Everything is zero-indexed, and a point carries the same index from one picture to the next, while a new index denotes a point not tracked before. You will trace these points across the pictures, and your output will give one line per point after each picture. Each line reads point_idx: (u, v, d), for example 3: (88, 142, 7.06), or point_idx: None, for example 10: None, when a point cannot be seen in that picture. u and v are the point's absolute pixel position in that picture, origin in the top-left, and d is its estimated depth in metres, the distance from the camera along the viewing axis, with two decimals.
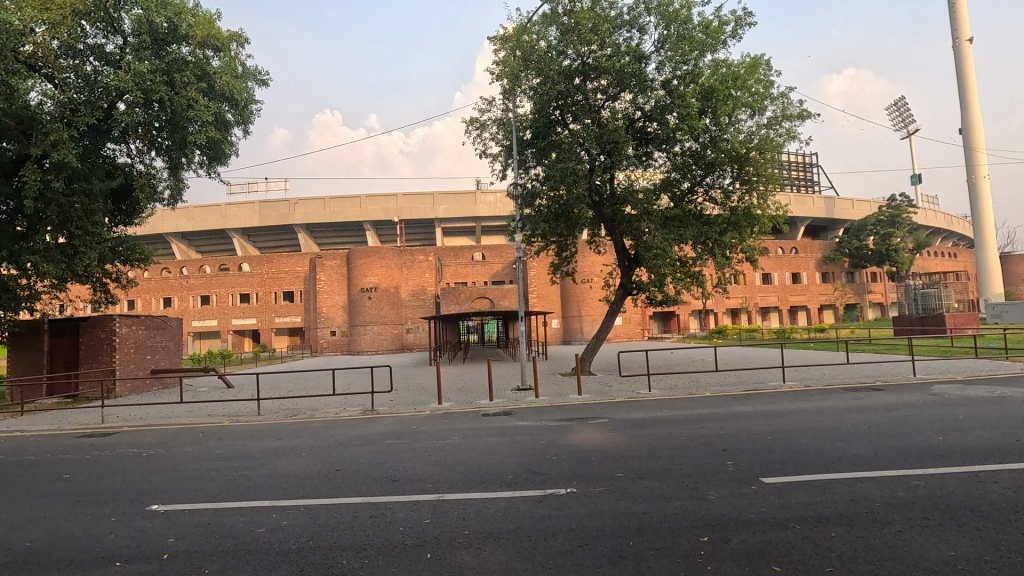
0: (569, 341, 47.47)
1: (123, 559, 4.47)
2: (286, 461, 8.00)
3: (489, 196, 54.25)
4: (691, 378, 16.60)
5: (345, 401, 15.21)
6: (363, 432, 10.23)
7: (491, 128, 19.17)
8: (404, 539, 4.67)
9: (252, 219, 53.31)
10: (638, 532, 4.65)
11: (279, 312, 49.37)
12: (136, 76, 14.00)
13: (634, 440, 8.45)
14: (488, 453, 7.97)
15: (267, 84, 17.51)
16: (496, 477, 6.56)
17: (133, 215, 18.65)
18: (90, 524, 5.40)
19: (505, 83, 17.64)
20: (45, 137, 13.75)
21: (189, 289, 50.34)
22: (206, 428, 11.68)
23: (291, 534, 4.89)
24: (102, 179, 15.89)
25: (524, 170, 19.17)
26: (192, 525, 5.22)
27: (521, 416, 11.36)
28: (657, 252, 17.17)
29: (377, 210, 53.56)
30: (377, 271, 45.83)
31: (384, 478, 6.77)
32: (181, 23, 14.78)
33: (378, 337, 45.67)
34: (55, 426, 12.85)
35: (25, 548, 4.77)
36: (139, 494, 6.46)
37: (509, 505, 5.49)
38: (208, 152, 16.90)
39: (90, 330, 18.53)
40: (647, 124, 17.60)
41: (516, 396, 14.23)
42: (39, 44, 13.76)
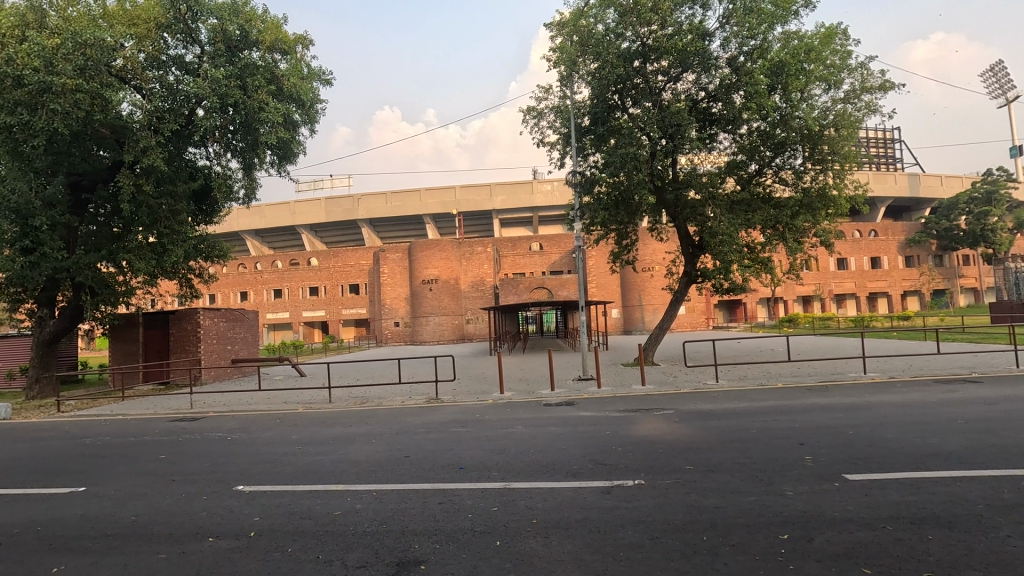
0: (630, 330, 46.78)
1: (214, 535, 4.78)
2: (357, 447, 8.33)
3: (546, 185, 54.12)
4: (760, 369, 15.94)
5: (410, 390, 15.67)
6: (428, 420, 10.49)
7: (549, 116, 18.97)
8: (473, 525, 4.73)
9: (319, 215, 55.66)
10: (711, 526, 4.50)
11: (346, 304, 51.38)
12: (213, 82, 14.83)
13: (702, 433, 8.19)
14: (552, 443, 7.96)
15: (331, 84, 18.01)
16: (560, 467, 6.53)
17: (212, 215, 19.85)
18: (186, 501, 5.84)
19: (561, 69, 17.30)
20: (137, 145, 14.79)
21: (263, 283, 53.29)
22: (283, 414, 12.36)
23: (366, 517, 5.07)
24: (185, 181, 16.98)
25: (583, 158, 18.90)
26: (274, 506, 5.53)
27: (583, 406, 11.30)
28: (722, 238, 16.64)
29: (436, 203, 54.58)
30: (437, 263, 47.12)
31: (451, 466, 6.89)
32: (252, 30, 15.56)
33: (439, 328, 46.83)
34: (151, 410, 13.98)
35: (130, 522, 5.20)
36: (226, 475, 6.91)
37: (576, 495, 5.44)
38: (278, 152, 17.68)
39: (178, 322, 20.02)
40: (712, 104, 16.94)
41: (578, 387, 14.16)
42: (128, 58, 14.80)
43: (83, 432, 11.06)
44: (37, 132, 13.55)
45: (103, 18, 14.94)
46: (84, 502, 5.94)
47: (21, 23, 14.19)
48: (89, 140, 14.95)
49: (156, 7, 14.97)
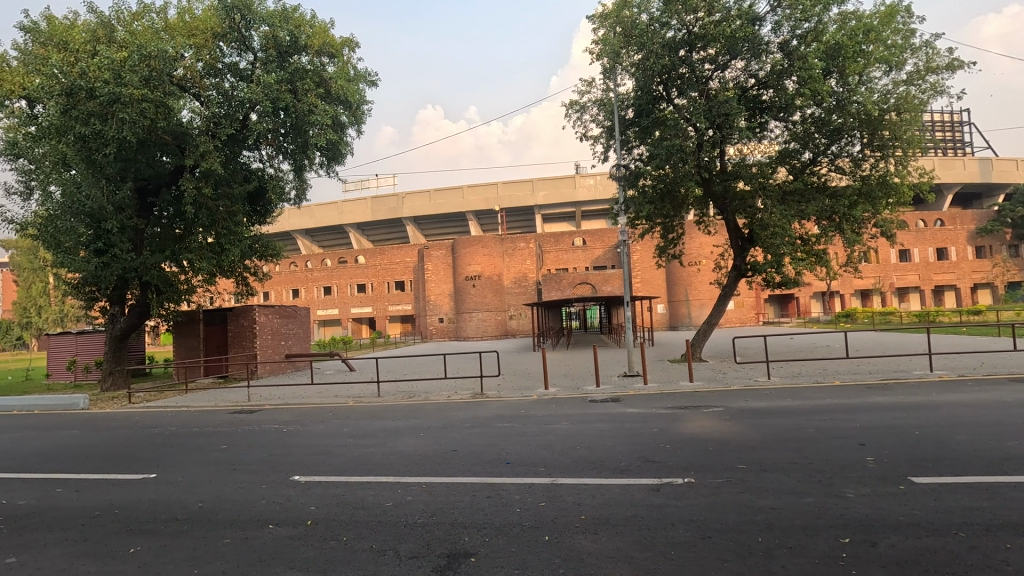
0: (676, 326, 45.90)
1: (274, 522, 5.00)
2: (406, 441, 8.52)
3: (589, 179, 53.69)
4: (816, 366, 15.30)
5: (456, 385, 15.90)
6: (475, 415, 10.62)
7: (592, 110, 18.75)
8: (521, 520, 4.76)
9: (365, 214, 57.02)
10: (766, 527, 4.37)
11: (392, 300, 52.48)
12: (265, 87, 15.40)
13: (754, 431, 7.95)
14: (598, 439, 7.91)
15: (376, 85, 18.41)
16: (608, 464, 6.48)
17: (266, 215, 20.62)
18: (247, 489, 6.13)
19: (605, 61, 16.98)
20: (196, 149, 15.54)
21: (314, 281, 55.12)
22: (335, 407, 12.80)
23: (416, 509, 5.19)
24: (241, 183, 17.70)
25: (627, 151, 18.59)
26: (329, 495, 5.73)
27: (629, 402, 11.18)
28: (774, 230, 16.07)
29: (479, 200, 54.98)
30: (480, 259, 47.35)
31: (498, 461, 6.95)
32: (301, 34, 16.09)
33: (483, 324, 47.15)
34: (213, 402, 14.76)
35: (197, 508, 5.50)
36: (283, 466, 7.20)
37: (624, 492, 5.38)
38: (327, 153, 18.20)
39: (236, 319, 20.99)
40: (762, 91, 16.35)
41: (624, 383, 14.03)
42: (188, 67, 15.57)
43: (152, 422, 11.77)
44: (108, 140, 14.44)
45: (165, 30, 15.76)
46: (155, 488, 6.32)
47: (93, 38, 15.14)
48: (154, 147, 15.75)
49: (213, 18, 15.70)
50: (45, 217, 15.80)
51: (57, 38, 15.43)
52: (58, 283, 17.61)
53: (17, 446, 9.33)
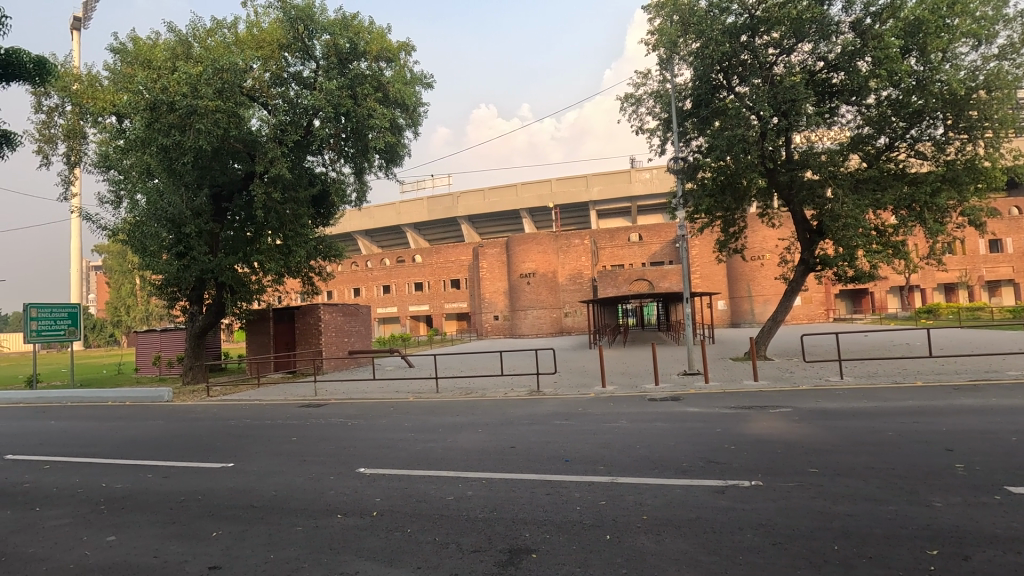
0: (738, 323, 44.27)
1: (342, 512, 5.20)
2: (465, 436, 8.65)
3: (645, 173, 52.75)
4: (894, 366, 14.34)
5: (512, 381, 16.01)
6: (531, 412, 10.65)
7: (648, 102, 18.32)
8: (582, 518, 4.73)
9: (421, 214, 58.24)
10: (843, 535, 4.14)
11: (448, 298, 53.37)
12: (327, 94, 16.01)
13: (826, 433, 7.55)
14: (659, 439, 7.73)
15: (431, 87, 18.72)
16: (669, 464, 6.33)
17: (330, 217, 21.41)
18: (317, 479, 6.42)
19: (661, 52, 16.54)
20: (265, 156, 16.35)
21: (374, 280, 56.95)
22: (395, 403, 13.17)
23: (477, 504, 5.25)
24: (306, 187, 18.47)
25: (685, 143, 18.05)
26: (393, 488, 5.90)
27: (691, 401, 10.91)
28: (846, 221, 15.19)
29: (533, 197, 55.03)
30: (534, 256, 47.33)
31: (556, 458, 6.93)
32: (360, 41, 16.63)
33: (538, 321, 47.17)
34: (282, 396, 15.50)
35: (271, 496, 5.80)
36: (349, 458, 7.48)
37: (688, 493, 5.24)
38: (386, 155, 18.73)
39: (303, 317, 22.04)
40: (831, 74, 15.50)
41: (684, 381, 13.70)
42: (256, 78, 16.41)
43: (229, 415, 12.52)
44: (186, 149, 15.45)
45: (236, 44, 16.66)
46: (233, 476, 6.72)
47: (172, 55, 16.21)
48: (227, 154, 16.63)
49: (278, 29, 16.45)
50: (132, 224, 17.12)
51: (141, 57, 16.65)
52: (144, 284, 18.96)
53: (112, 435, 10.16)
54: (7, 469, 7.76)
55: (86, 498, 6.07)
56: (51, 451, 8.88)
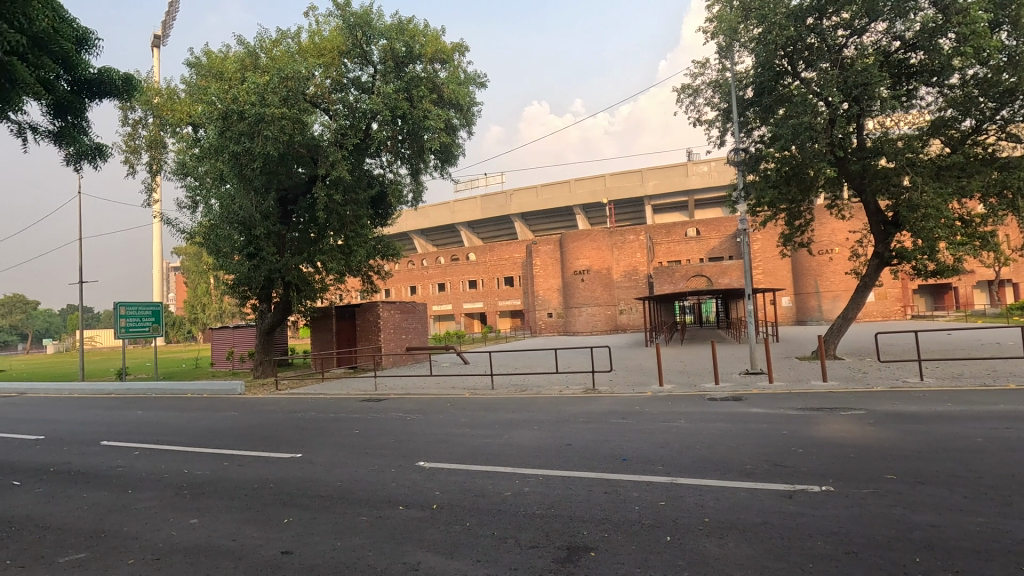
0: (804, 320, 42.26)
1: (403, 503, 5.35)
2: (521, 433, 8.70)
3: (702, 165, 51.27)
4: (982, 367, 13.28)
5: (567, 379, 15.98)
6: (587, 410, 10.58)
7: (706, 92, 17.76)
8: (641, 518, 4.66)
9: (475, 212, 58.91)
10: (924, 547, 3.88)
11: (502, 296, 53.73)
12: (385, 97, 16.46)
13: (904, 437, 7.09)
14: (719, 439, 7.50)
15: (485, 86, 18.88)
16: (731, 466, 6.13)
17: (388, 217, 21.99)
18: (379, 471, 6.63)
19: (720, 40, 16.02)
20: (327, 160, 16.97)
21: (429, 278, 58.17)
22: (452, 399, 13.42)
23: (534, 500, 5.28)
24: (365, 189, 19.06)
25: (746, 133, 17.37)
26: (452, 482, 6.03)
27: (753, 401, 10.54)
28: (927, 211, 14.16)
29: (586, 193, 54.54)
30: (588, 253, 46.97)
31: (613, 456, 6.86)
32: (416, 44, 16.99)
33: (592, 318, 47.06)
34: (345, 391, 16.11)
35: (336, 486, 6.05)
36: (408, 452, 7.69)
37: (752, 497, 5.06)
38: (441, 156, 19.04)
39: (363, 314, 22.81)
40: (909, 54, 14.49)
41: (746, 381, 13.22)
42: (319, 85, 17.07)
43: (296, 408, 13.15)
44: (255, 155, 16.28)
45: (299, 53, 17.37)
46: (302, 466, 7.06)
47: (242, 66, 17.11)
48: (292, 159, 17.40)
49: (338, 37, 17.05)
50: (207, 227, 18.24)
51: (214, 70, 17.67)
52: (219, 284, 20.15)
53: (192, 424, 10.90)
54: (103, 454, 8.47)
55: (171, 483, 6.55)
56: (140, 438, 9.62)
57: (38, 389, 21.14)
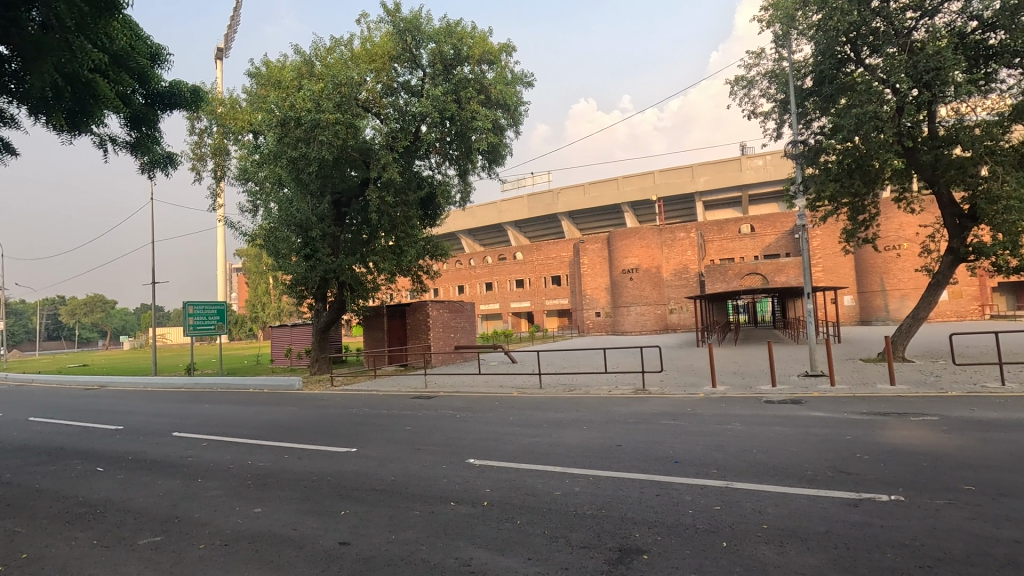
0: (869, 321, 40.07)
1: (455, 500, 5.42)
2: (570, 432, 8.66)
3: (757, 160, 49.49)
4: None
5: (616, 379, 15.75)
6: (638, 411, 10.41)
7: (761, 83, 17.12)
8: (696, 523, 4.54)
9: (522, 211, 59.02)
10: (1009, 563, 3.61)
11: (549, 295, 53.62)
12: (434, 100, 16.73)
13: (983, 446, 6.61)
14: (778, 443, 7.22)
15: (532, 85, 18.86)
16: (791, 471, 5.89)
17: (437, 218, 22.32)
18: (431, 467, 6.76)
19: (776, 28, 15.45)
20: (378, 163, 17.40)
21: (477, 277, 58.74)
22: (501, 397, 13.50)
23: (585, 500, 5.25)
24: (415, 190, 19.41)
25: (805, 124, 16.62)
26: (501, 480, 6.06)
27: (814, 404, 10.08)
28: (1009, 203, 13.12)
29: (635, 190, 53.65)
30: (637, 251, 46.22)
31: (665, 459, 6.72)
32: (463, 47, 17.17)
33: (641, 318, 46.27)
34: (396, 388, 16.48)
35: (390, 481, 6.20)
36: (459, 449, 7.79)
37: (814, 504, 4.85)
38: (489, 156, 19.18)
39: (413, 313, 23.27)
40: (987, 34, 13.50)
41: (806, 383, 12.66)
42: (370, 90, 17.52)
43: (350, 404, 13.56)
44: (311, 160, 16.88)
45: (352, 59, 17.87)
46: (357, 460, 7.29)
47: (298, 75, 17.77)
48: (345, 163, 17.93)
49: (389, 42, 17.44)
50: (267, 230, 19.10)
51: (273, 79, 18.44)
52: (278, 284, 21.04)
53: (254, 418, 11.42)
54: (174, 444, 9.00)
55: (236, 473, 6.90)
56: (207, 430, 10.17)
57: (117, 382, 22.73)
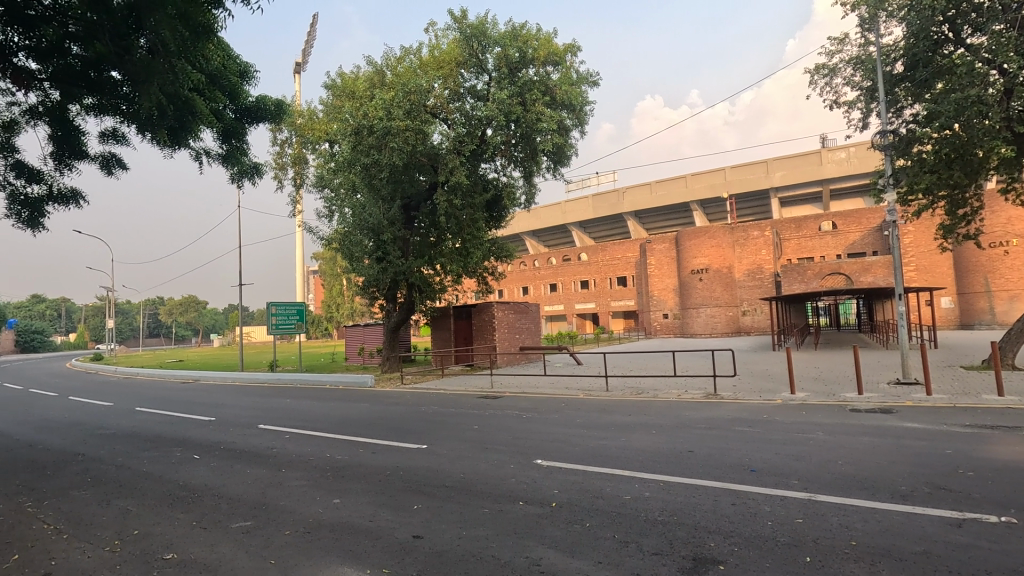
0: (971, 324, 36.70)
1: (524, 500, 5.47)
2: (638, 436, 8.49)
3: (840, 152, 46.51)
4: None
5: (685, 383, 15.30)
6: (710, 416, 10.06)
7: (845, 71, 16.09)
8: (776, 535, 4.32)
9: (587, 211, 58.49)
10: None
11: (615, 296, 52.78)
12: (499, 103, 16.94)
13: None
14: (867, 455, 6.75)
15: (598, 84, 18.69)
16: (881, 486, 5.48)
17: (501, 220, 22.56)
18: (500, 466, 6.85)
19: (862, 11, 14.46)
20: (446, 167, 17.83)
21: (541, 279, 58.85)
22: (567, 399, 13.47)
23: (656, 506, 5.13)
24: (480, 193, 19.70)
25: (896, 112, 15.43)
26: (569, 482, 6.03)
27: (908, 414, 9.36)
28: None
29: (705, 187, 51.83)
30: (706, 251, 44.58)
31: (741, 467, 6.45)
32: (529, 49, 17.28)
33: (712, 320, 44.38)
34: (464, 388, 16.80)
35: (459, 478, 6.34)
36: (526, 449, 7.84)
37: (909, 522, 4.49)
38: (554, 156, 19.16)
39: (479, 314, 23.64)
40: None
41: (898, 391, 11.76)
42: (438, 96, 17.96)
43: (420, 402, 13.96)
44: (382, 166, 17.53)
45: (420, 67, 18.39)
46: (427, 457, 7.50)
47: (371, 84, 18.47)
48: (414, 168, 18.48)
49: (455, 49, 17.80)
50: (342, 234, 20.01)
51: (347, 90, 19.31)
52: (351, 286, 21.98)
53: (332, 414, 12.01)
54: (259, 436, 9.62)
55: (316, 465, 7.28)
56: (289, 424, 10.79)
57: (209, 377, 24.58)
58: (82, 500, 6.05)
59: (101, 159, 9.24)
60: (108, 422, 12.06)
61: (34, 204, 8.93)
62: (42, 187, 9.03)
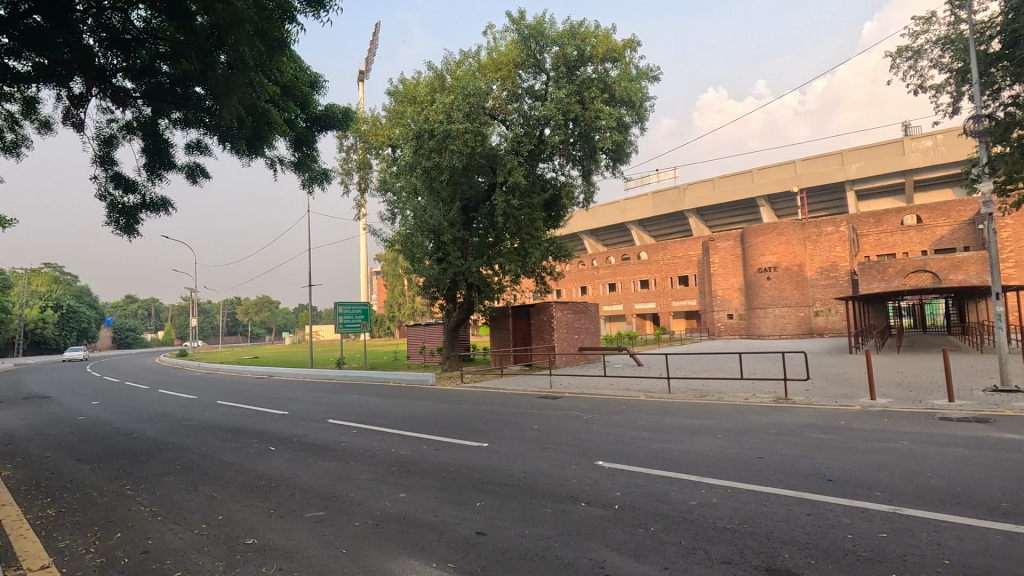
0: None
1: (586, 501, 5.42)
2: (703, 440, 8.24)
3: (925, 140, 43.18)
4: None
5: (753, 386, 14.70)
6: (780, 421, 9.61)
7: (932, 52, 14.90)
8: (857, 549, 4.07)
9: (647, 209, 57.27)
10: None
11: (676, 296, 51.40)
12: (558, 102, 16.89)
13: None
14: (961, 468, 6.21)
15: (658, 79, 18.26)
16: (978, 502, 5.03)
17: (560, 219, 22.48)
18: (561, 467, 6.82)
19: None
20: (505, 167, 18.02)
21: (600, 278, 58.26)
22: (627, 400, 13.26)
23: (724, 513, 4.95)
24: (539, 193, 19.73)
25: (992, 95, 14.10)
26: (632, 484, 5.92)
27: (1007, 424, 8.57)
28: None
29: (773, 181, 49.48)
30: (774, 249, 42.61)
31: (817, 475, 6.11)
32: (587, 46, 17.12)
33: (780, 320, 42.45)
34: (523, 387, 16.88)
35: (520, 477, 6.36)
36: (587, 450, 7.77)
37: (1012, 542, 4.10)
38: (613, 155, 18.89)
39: (537, 314, 23.66)
40: None
41: (995, 399, 10.79)
42: (496, 97, 18.10)
43: (480, 401, 14.15)
44: (442, 169, 17.90)
45: (479, 70, 18.60)
46: (489, 455, 7.58)
47: (431, 89, 18.86)
48: (473, 170, 18.73)
49: (513, 50, 17.85)
50: (403, 236, 20.58)
51: (408, 95, 19.84)
52: (413, 286, 22.55)
53: (396, 410, 12.39)
54: (329, 430, 10.06)
55: (382, 460, 7.52)
56: (357, 419, 11.20)
57: (282, 373, 25.96)
58: (172, 485, 6.54)
59: (187, 168, 9.94)
60: (194, 414, 12.98)
61: (130, 212, 9.74)
62: (136, 196, 9.83)
